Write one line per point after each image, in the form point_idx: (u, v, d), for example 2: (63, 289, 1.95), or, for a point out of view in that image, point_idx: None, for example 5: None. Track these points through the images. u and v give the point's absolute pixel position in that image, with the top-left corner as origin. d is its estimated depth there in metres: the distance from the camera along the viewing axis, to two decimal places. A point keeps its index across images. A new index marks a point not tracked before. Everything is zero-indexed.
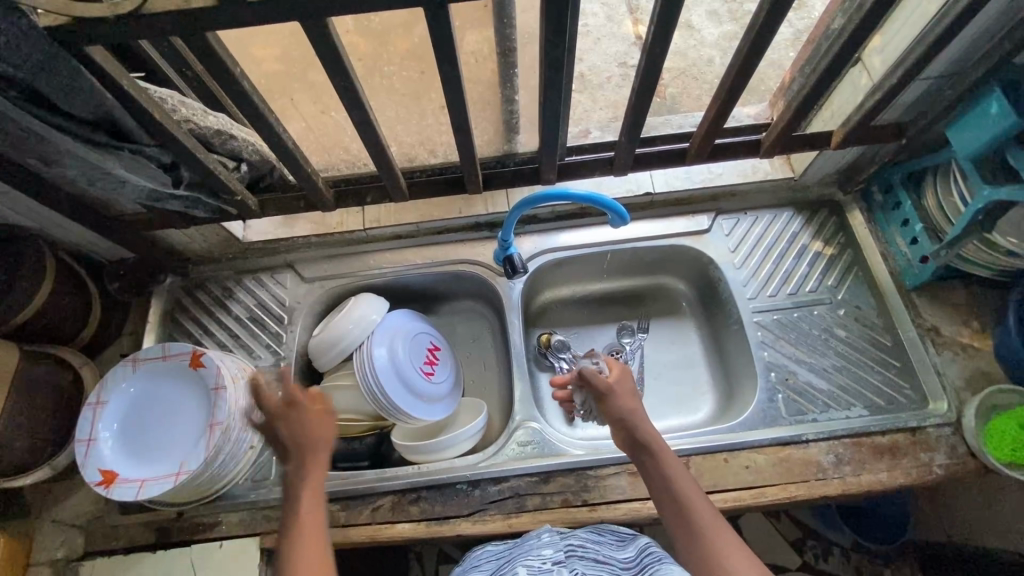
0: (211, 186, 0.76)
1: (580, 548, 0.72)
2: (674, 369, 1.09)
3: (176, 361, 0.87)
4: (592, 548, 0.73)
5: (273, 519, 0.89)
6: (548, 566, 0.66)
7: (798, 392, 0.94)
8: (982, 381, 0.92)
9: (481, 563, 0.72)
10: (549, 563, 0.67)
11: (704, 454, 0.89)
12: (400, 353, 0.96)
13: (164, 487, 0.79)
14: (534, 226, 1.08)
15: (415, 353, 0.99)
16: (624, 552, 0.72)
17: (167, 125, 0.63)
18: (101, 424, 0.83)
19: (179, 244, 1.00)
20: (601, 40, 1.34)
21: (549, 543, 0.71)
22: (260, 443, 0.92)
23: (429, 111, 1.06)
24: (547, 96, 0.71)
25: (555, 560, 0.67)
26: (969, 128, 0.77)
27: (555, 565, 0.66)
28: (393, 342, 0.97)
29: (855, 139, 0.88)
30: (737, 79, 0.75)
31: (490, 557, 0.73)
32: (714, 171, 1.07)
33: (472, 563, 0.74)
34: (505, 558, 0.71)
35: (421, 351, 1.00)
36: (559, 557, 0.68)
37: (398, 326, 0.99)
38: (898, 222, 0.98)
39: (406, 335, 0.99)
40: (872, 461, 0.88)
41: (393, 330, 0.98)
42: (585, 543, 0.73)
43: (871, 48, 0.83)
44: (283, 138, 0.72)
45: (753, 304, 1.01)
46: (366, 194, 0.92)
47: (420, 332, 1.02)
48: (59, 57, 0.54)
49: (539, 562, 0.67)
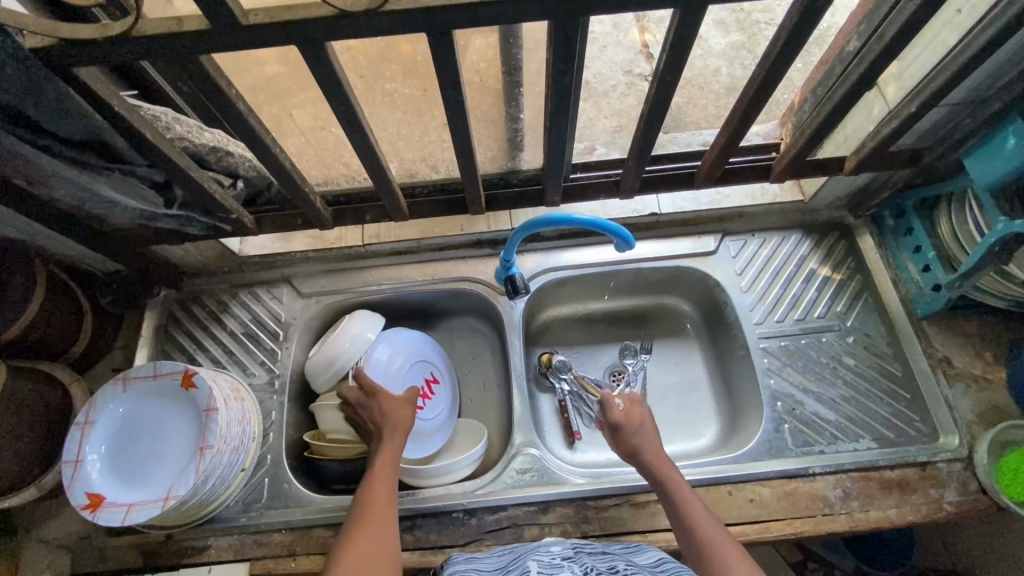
0: (206, 205, 0.75)
1: (587, 547, 0.72)
2: (677, 392, 1.06)
3: (168, 380, 0.85)
4: (601, 547, 0.73)
5: (264, 544, 0.87)
6: (558, 561, 0.67)
7: (804, 423, 0.92)
8: (994, 415, 0.89)
9: (485, 557, 0.72)
10: (559, 558, 0.68)
11: (708, 486, 0.87)
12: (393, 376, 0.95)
13: (152, 512, 0.77)
14: (536, 245, 1.05)
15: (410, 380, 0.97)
16: (637, 556, 0.71)
17: (160, 145, 0.61)
18: (89, 446, 0.81)
19: (175, 257, 0.98)
20: (606, 48, 1.31)
21: (556, 543, 0.73)
22: (252, 465, 0.90)
23: (431, 125, 1.04)
24: (553, 120, 0.69)
25: (564, 555, 0.69)
26: (988, 157, 0.75)
27: (565, 560, 0.68)
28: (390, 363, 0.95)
29: (868, 166, 0.85)
30: (751, 104, 0.73)
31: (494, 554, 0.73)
32: (723, 193, 1.05)
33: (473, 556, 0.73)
34: (511, 552, 0.73)
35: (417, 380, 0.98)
36: (568, 553, 0.69)
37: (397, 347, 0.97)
38: (911, 248, 0.96)
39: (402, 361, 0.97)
40: (880, 496, 0.86)
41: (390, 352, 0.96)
42: (591, 543, 0.73)
43: (889, 73, 0.81)
44: (280, 158, 0.70)
45: (760, 330, 0.99)
46: (366, 212, 0.90)
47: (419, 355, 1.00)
48: (44, 76, 0.51)
49: (550, 557, 0.68)
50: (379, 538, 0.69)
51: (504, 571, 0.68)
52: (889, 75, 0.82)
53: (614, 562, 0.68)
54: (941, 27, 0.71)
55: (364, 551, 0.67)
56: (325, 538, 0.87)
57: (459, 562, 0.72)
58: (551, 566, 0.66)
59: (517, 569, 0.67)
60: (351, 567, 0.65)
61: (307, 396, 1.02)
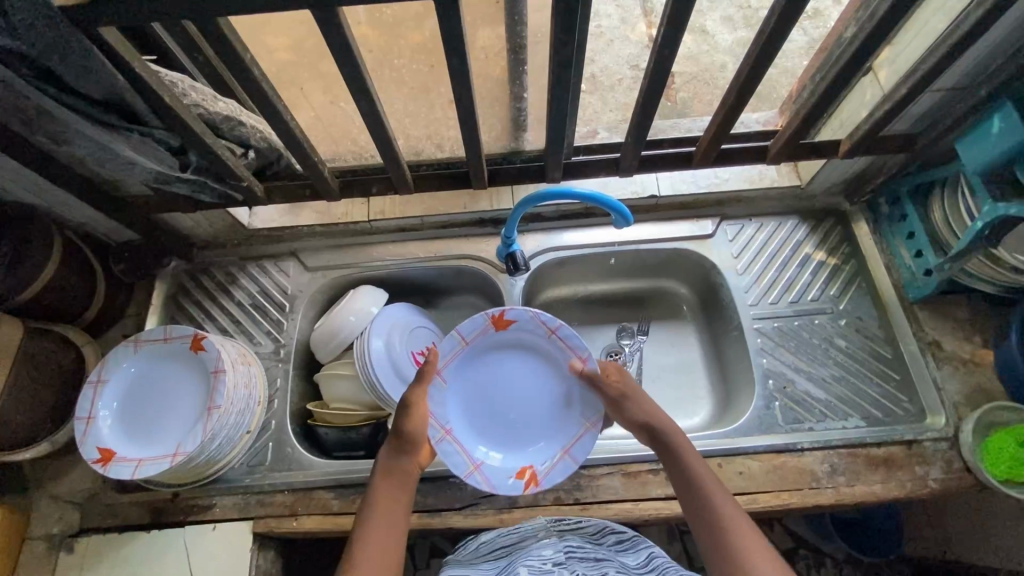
0: (218, 171, 0.78)
1: (580, 551, 0.72)
2: (673, 372, 1.09)
3: (178, 343, 0.88)
4: (593, 550, 0.73)
5: (267, 504, 0.89)
6: (548, 567, 0.68)
7: (795, 401, 0.94)
8: (981, 397, 0.91)
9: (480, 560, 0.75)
10: (550, 564, 0.69)
11: (699, 458, 0.89)
12: (465, 377, 0.88)
13: (161, 467, 0.80)
14: (538, 225, 1.08)
15: (515, 377, 0.90)
16: (628, 557, 0.73)
17: (178, 109, 0.64)
18: (101, 402, 0.84)
19: (186, 228, 1.01)
20: (613, 42, 1.33)
21: (548, 546, 0.73)
22: (257, 429, 0.93)
23: (438, 105, 1.07)
24: (555, 93, 0.72)
25: (555, 562, 0.69)
26: (977, 142, 0.77)
27: (555, 566, 0.68)
28: (477, 358, 0.89)
29: (862, 149, 0.88)
30: (748, 82, 0.76)
31: (488, 553, 0.76)
32: (721, 177, 1.07)
33: (470, 557, 0.76)
34: (505, 558, 0.74)
35: (529, 374, 0.90)
36: (560, 559, 0.69)
37: (529, 327, 0.88)
38: (904, 234, 0.98)
39: (515, 348, 0.90)
40: (866, 472, 0.88)
41: (501, 337, 0.89)
42: (585, 545, 0.74)
43: (884, 58, 0.84)
44: (290, 125, 0.72)
45: (754, 311, 1.01)
46: (372, 185, 0.92)
47: (552, 346, 0.89)
48: (72, 36, 0.54)
49: (539, 563, 0.69)
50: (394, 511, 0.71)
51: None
52: (884, 60, 0.84)
53: (604, 569, 0.69)
54: (934, 11, 0.74)
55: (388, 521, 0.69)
56: (325, 499, 0.90)
57: (455, 569, 0.74)
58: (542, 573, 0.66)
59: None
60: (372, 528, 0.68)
61: (311, 367, 1.05)
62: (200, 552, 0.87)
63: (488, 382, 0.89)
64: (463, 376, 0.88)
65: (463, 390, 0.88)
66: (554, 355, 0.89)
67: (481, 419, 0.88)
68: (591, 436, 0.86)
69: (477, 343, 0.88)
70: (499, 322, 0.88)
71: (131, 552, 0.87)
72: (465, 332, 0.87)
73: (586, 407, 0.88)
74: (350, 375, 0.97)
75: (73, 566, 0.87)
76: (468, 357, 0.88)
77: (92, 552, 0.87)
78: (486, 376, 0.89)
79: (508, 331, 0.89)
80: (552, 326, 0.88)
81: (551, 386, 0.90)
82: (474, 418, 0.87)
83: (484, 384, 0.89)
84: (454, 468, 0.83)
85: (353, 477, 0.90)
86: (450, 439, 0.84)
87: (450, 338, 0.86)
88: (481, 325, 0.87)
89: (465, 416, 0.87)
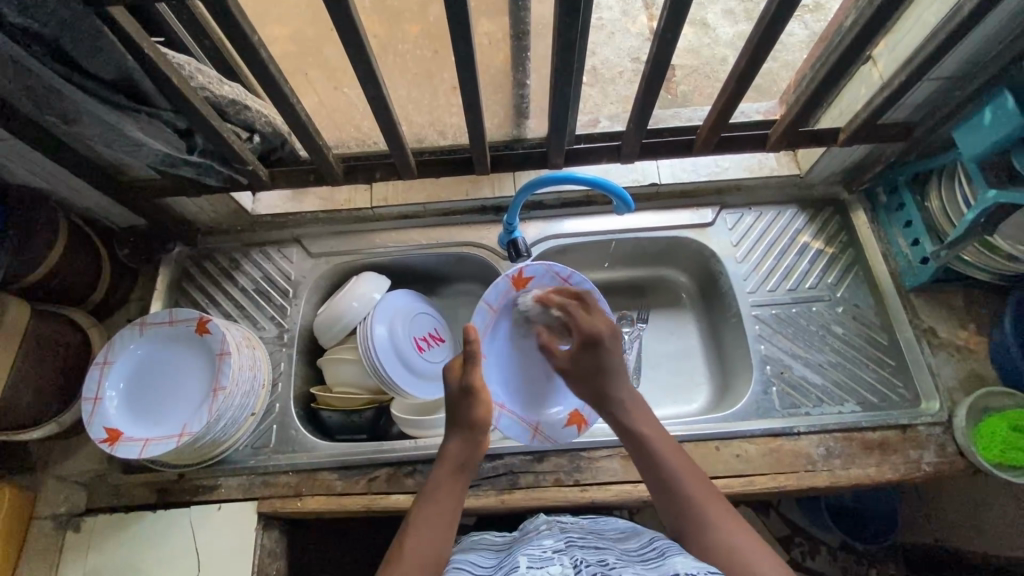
0: (224, 154, 0.79)
1: (580, 540, 0.67)
2: (671, 359, 1.10)
3: (183, 326, 0.89)
4: (594, 540, 0.68)
5: (272, 485, 0.91)
6: (547, 554, 0.61)
7: (792, 386, 0.96)
8: (975, 383, 0.93)
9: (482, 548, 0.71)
10: (550, 551, 0.62)
11: (696, 442, 0.91)
12: (497, 342, 0.94)
13: (167, 447, 0.81)
14: (540, 212, 1.09)
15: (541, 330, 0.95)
16: (628, 544, 0.67)
17: (185, 90, 0.65)
18: (108, 383, 0.85)
19: (190, 213, 1.02)
20: (614, 35, 1.32)
21: (548, 536, 0.67)
22: (261, 412, 0.94)
23: (441, 91, 1.06)
24: (559, 77, 0.74)
25: (555, 549, 0.63)
26: (974, 129, 0.78)
27: (555, 554, 0.62)
28: (505, 322, 0.94)
29: (860, 136, 0.89)
30: (749, 66, 0.77)
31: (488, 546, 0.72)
32: (721, 166, 1.08)
33: (471, 547, 0.72)
34: (507, 551, 0.69)
35: None
36: (560, 546, 0.64)
37: (546, 281, 0.93)
38: (902, 223, 0.99)
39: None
40: (861, 456, 0.89)
41: (523, 294, 0.94)
42: (585, 536, 0.68)
43: (884, 45, 0.84)
44: (296, 107, 0.74)
45: (753, 298, 1.02)
46: (376, 170, 0.93)
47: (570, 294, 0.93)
48: (83, 15, 0.55)
49: (540, 551, 0.63)
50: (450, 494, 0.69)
51: (496, 570, 0.63)
52: (883, 48, 0.85)
53: (604, 555, 0.63)
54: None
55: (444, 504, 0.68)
56: (329, 480, 0.91)
57: (455, 555, 0.70)
58: (540, 560, 0.60)
59: (508, 566, 0.62)
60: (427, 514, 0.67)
61: (314, 352, 1.06)
62: (205, 531, 0.88)
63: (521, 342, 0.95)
64: (497, 342, 0.94)
65: (501, 355, 0.94)
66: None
67: (524, 379, 0.94)
68: None
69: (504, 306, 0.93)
70: (519, 283, 0.93)
71: (137, 531, 0.88)
72: (491, 300, 0.92)
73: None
74: (353, 359, 0.98)
75: (80, 545, 0.88)
76: (498, 322, 0.94)
77: (98, 531, 0.89)
78: (515, 337, 0.95)
79: (529, 289, 0.93)
80: (566, 274, 0.92)
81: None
82: (518, 380, 0.94)
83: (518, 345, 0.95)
84: (516, 438, 0.89)
85: (357, 459, 0.91)
86: (505, 411, 0.90)
87: (479, 308, 0.92)
88: (503, 288, 0.92)
89: (510, 380, 0.93)
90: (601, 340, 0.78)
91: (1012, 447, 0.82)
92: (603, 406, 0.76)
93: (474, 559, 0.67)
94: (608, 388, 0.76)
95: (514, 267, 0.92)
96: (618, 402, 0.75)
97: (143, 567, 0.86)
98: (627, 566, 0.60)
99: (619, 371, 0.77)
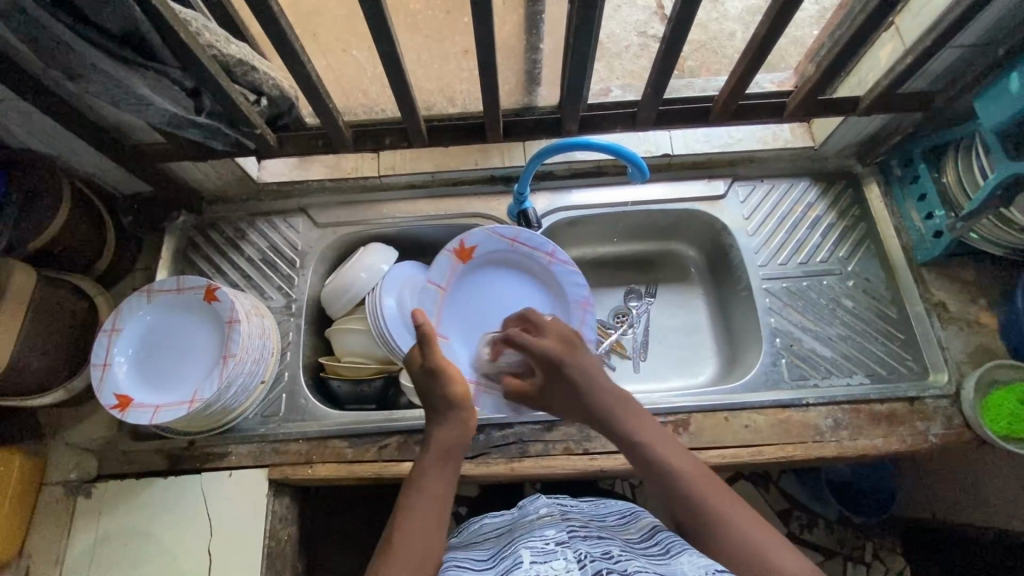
0: (232, 117, 0.77)
1: (582, 530, 0.64)
2: (678, 333, 1.11)
3: (192, 294, 0.89)
4: (597, 530, 0.65)
5: (283, 453, 0.91)
6: (551, 548, 0.59)
7: (801, 358, 0.96)
8: (983, 356, 0.93)
9: (483, 537, 0.70)
10: (553, 543, 0.60)
11: (706, 413, 0.91)
12: (459, 316, 0.96)
13: (178, 413, 0.81)
14: (548, 183, 1.07)
15: (501, 298, 0.99)
16: (630, 532, 0.66)
17: (193, 47, 0.64)
18: (117, 350, 0.85)
19: (194, 180, 1.00)
20: (621, 8, 1.28)
21: (550, 525, 0.64)
22: (271, 380, 0.94)
23: (451, 55, 1.04)
24: (578, 37, 0.71)
25: (558, 540, 0.60)
26: (997, 98, 0.77)
27: (559, 546, 0.60)
28: (459, 298, 0.97)
29: (879, 106, 0.88)
30: (768, 32, 0.76)
31: (492, 532, 0.70)
32: (735, 136, 1.06)
33: (473, 536, 0.71)
34: (506, 539, 0.66)
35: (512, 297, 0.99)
36: (563, 538, 0.61)
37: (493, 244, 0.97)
38: (916, 196, 0.98)
39: (490, 266, 0.99)
40: (868, 427, 0.90)
41: (472, 263, 0.97)
42: (588, 526, 0.65)
43: (907, 11, 0.83)
44: (306, 66, 0.72)
45: (764, 272, 1.02)
46: (385, 136, 0.92)
47: (523, 256, 0.98)
48: None
49: (542, 543, 0.60)
50: (439, 480, 0.67)
51: (496, 562, 0.61)
52: (906, 14, 0.83)
53: (608, 547, 0.61)
54: None
55: (433, 492, 0.65)
56: (339, 447, 0.91)
57: (454, 550, 0.69)
58: (543, 553, 0.58)
59: (509, 560, 0.59)
60: (420, 501, 0.64)
61: (321, 323, 1.06)
62: (217, 497, 0.88)
63: (482, 314, 0.97)
64: (455, 319, 0.96)
65: (462, 331, 0.96)
66: (525, 261, 0.98)
67: None
68: (590, 317, 0.96)
69: (452, 282, 0.96)
70: (463, 254, 0.96)
71: (148, 498, 0.89)
72: (436, 279, 0.95)
73: (575, 293, 0.97)
74: (363, 329, 0.97)
75: (92, 509, 0.89)
76: (451, 299, 0.96)
77: (109, 497, 0.89)
78: (476, 302, 0.97)
79: (475, 257, 0.97)
80: (511, 235, 0.96)
81: (535, 293, 0.99)
82: None
83: (479, 320, 0.97)
84: (498, 409, 0.90)
85: (367, 427, 0.92)
86: (481, 386, 0.91)
87: (427, 290, 0.95)
88: (447, 258, 0.96)
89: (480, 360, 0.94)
90: (558, 362, 0.77)
91: (1017, 420, 0.84)
92: (585, 412, 0.75)
93: (472, 554, 0.65)
94: (584, 400, 0.74)
95: (456, 240, 0.95)
96: (601, 407, 0.73)
97: (155, 532, 0.87)
98: (632, 559, 0.58)
99: (591, 377, 0.75)
